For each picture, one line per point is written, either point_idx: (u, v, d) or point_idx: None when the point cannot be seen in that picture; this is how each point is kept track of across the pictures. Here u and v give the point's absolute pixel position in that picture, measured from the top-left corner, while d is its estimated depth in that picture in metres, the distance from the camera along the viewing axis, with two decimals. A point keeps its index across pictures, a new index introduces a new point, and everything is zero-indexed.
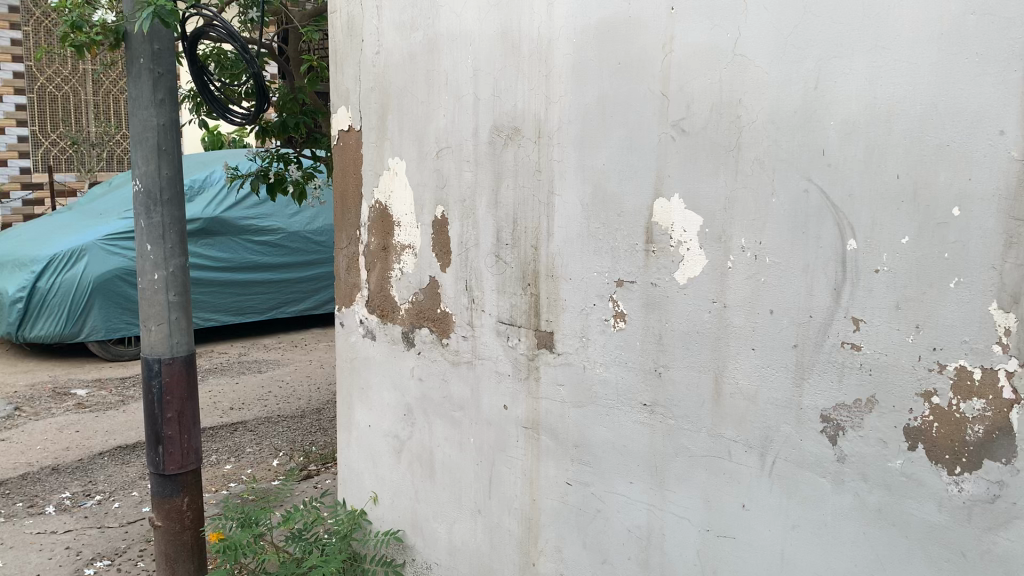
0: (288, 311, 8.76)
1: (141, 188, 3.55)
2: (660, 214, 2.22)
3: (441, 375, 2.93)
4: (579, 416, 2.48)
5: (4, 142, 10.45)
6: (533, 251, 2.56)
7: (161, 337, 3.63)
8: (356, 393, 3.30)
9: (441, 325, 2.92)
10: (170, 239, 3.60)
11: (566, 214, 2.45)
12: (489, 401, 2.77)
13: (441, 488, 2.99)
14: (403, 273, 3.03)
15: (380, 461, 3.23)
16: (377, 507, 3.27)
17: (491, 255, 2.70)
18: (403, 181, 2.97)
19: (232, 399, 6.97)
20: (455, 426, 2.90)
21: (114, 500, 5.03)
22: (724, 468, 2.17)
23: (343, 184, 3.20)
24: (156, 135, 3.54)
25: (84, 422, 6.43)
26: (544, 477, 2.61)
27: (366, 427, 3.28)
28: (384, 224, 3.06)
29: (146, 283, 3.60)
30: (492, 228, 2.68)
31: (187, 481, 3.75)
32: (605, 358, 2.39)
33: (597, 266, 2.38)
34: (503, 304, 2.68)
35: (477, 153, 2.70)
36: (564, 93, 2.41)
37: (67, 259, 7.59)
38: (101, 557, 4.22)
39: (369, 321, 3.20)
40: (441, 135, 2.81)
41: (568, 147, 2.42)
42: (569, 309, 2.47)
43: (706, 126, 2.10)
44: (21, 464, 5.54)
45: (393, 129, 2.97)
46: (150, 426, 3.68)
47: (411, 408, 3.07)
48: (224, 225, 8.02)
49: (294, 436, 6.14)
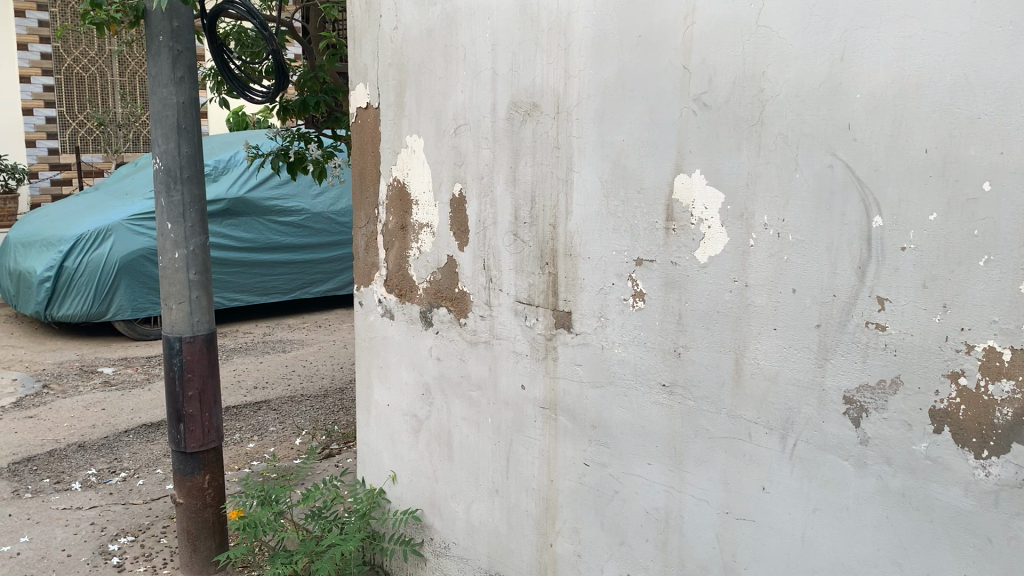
0: (312, 291, 8.79)
1: (161, 166, 3.55)
2: (680, 191, 2.17)
3: (459, 355, 2.91)
4: (597, 396, 2.45)
5: (32, 123, 10.54)
6: (552, 229, 2.52)
7: (182, 316, 3.64)
8: (375, 372, 3.29)
9: (459, 305, 2.90)
10: (189, 217, 3.59)
11: (585, 192, 2.40)
12: (507, 381, 2.74)
13: (459, 468, 2.97)
14: (421, 252, 3.00)
15: (398, 440, 3.22)
16: (395, 486, 3.27)
17: (509, 233, 2.67)
18: (421, 159, 2.94)
19: (256, 378, 7.01)
20: (473, 406, 2.88)
21: (138, 477, 5.07)
22: (744, 450, 2.13)
23: (361, 162, 3.18)
24: (175, 114, 3.53)
25: (110, 400, 6.50)
26: (562, 457, 2.58)
27: (385, 407, 3.27)
28: (402, 202, 3.03)
29: (166, 262, 3.61)
30: (510, 206, 2.65)
31: (208, 459, 3.77)
32: (624, 337, 2.36)
33: (616, 244, 2.34)
34: (521, 283, 2.65)
35: (495, 130, 2.66)
36: (583, 68, 2.36)
37: (94, 238, 7.65)
38: (125, 533, 4.26)
39: (387, 301, 3.18)
40: (459, 111, 2.77)
41: (587, 123, 2.37)
42: (588, 288, 2.43)
43: (728, 99, 2.05)
44: (48, 441, 5.61)
45: (412, 106, 2.94)
46: (171, 404, 3.70)
47: (430, 388, 3.05)
48: (248, 206, 8.04)
49: (317, 416, 6.16)
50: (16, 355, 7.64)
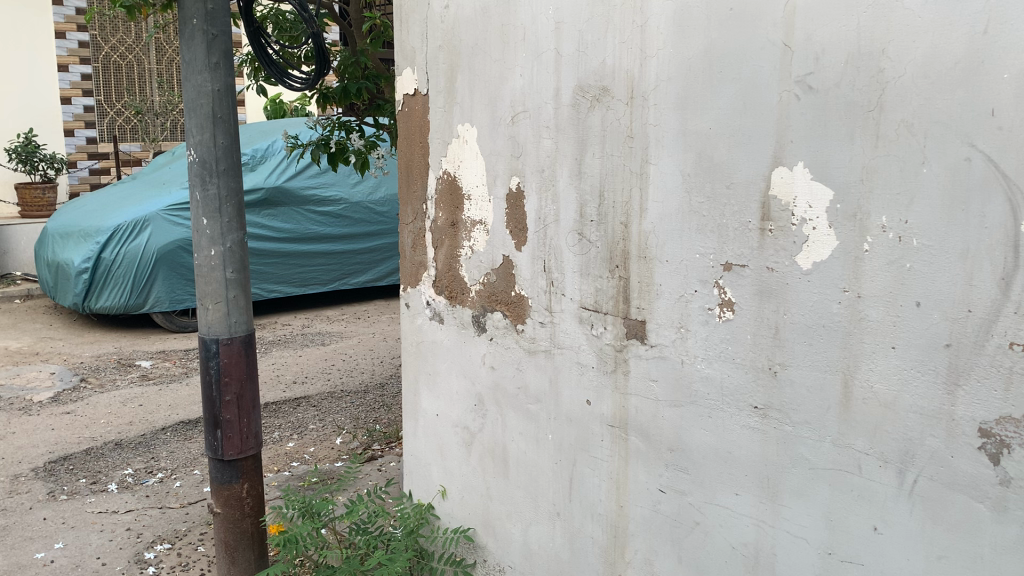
0: (351, 282, 8.59)
1: (196, 158, 3.34)
2: (779, 187, 1.90)
3: (516, 364, 2.66)
4: (675, 416, 2.19)
5: (70, 113, 10.46)
6: (623, 228, 2.26)
7: (219, 316, 3.43)
8: (422, 380, 3.06)
9: (515, 309, 2.64)
10: (226, 213, 3.38)
11: (664, 187, 2.14)
12: (570, 395, 2.49)
13: (515, 486, 2.73)
14: (473, 251, 2.76)
15: (448, 453, 2.99)
16: (445, 502, 3.04)
17: (573, 232, 2.41)
18: (473, 150, 2.68)
19: (295, 373, 6.84)
20: (531, 420, 2.63)
21: (176, 478, 4.91)
22: (853, 484, 1.86)
23: (408, 154, 2.94)
24: (210, 102, 3.31)
25: (148, 396, 6.36)
26: (633, 481, 2.33)
27: (434, 416, 3.03)
28: (452, 197, 2.79)
29: (202, 259, 3.40)
30: (575, 202, 2.38)
31: (247, 467, 3.57)
32: (708, 351, 2.09)
33: (700, 246, 2.08)
34: (586, 287, 2.39)
35: (558, 118, 2.39)
36: (662, 46, 2.09)
37: (131, 229, 7.52)
38: (161, 540, 4.09)
39: (436, 303, 2.94)
40: (518, 97, 2.51)
41: (666, 109, 2.10)
42: (665, 295, 2.17)
43: (839, 81, 1.77)
44: (85, 439, 5.48)
45: (464, 92, 2.68)
46: (208, 409, 3.51)
47: (483, 398, 2.81)
48: (286, 195, 7.87)
49: (357, 413, 5.97)
50: (55, 348, 7.55)
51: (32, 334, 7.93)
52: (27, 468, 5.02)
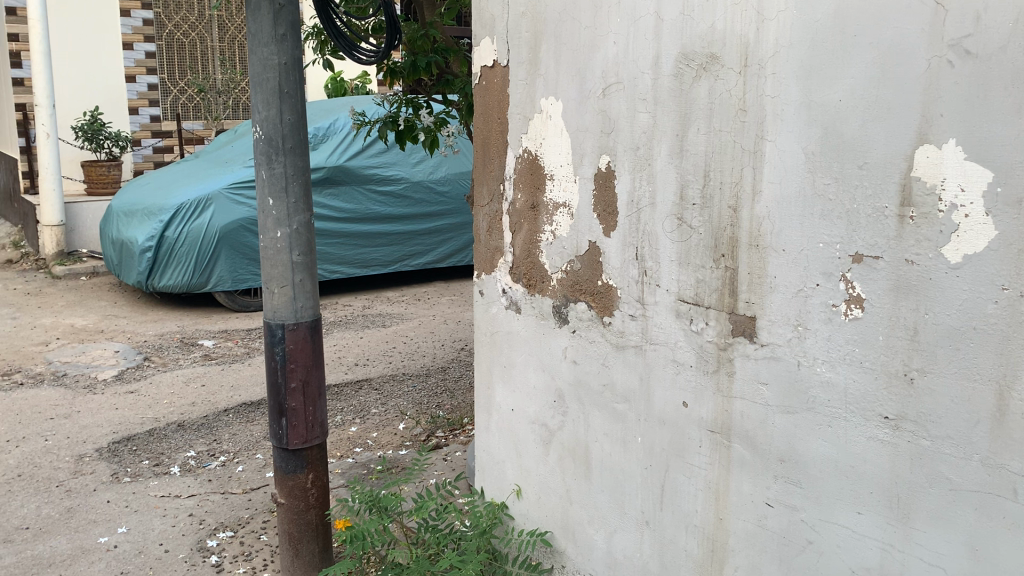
0: (412, 263, 8.45)
1: (262, 135, 3.19)
2: (924, 167, 1.68)
3: (602, 359, 2.45)
4: (788, 424, 1.99)
5: (134, 91, 10.49)
6: (731, 213, 2.04)
7: (285, 300, 3.29)
8: (496, 373, 2.86)
9: (602, 300, 2.43)
10: (292, 192, 3.23)
11: (783, 167, 1.92)
12: (663, 395, 2.28)
13: (598, 490, 2.53)
14: (555, 236, 2.55)
15: (524, 451, 2.80)
16: (520, 502, 2.85)
17: (672, 217, 2.19)
18: (558, 126, 2.47)
19: (356, 355, 6.73)
20: (617, 420, 2.43)
21: (238, 463, 4.83)
22: (1005, 510, 1.64)
23: (485, 130, 2.73)
24: (277, 76, 3.15)
25: (210, 376, 6.31)
26: (734, 492, 2.13)
27: (508, 411, 2.83)
28: (533, 177, 2.58)
29: (268, 241, 3.26)
30: (674, 183, 2.16)
31: (311, 457, 3.44)
32: (830, 353, 1.89)
33: (825, 235, 1.87)
34: (686, 278, 2.18)
35: (658, 89, 2.17)
36: (784, 8, 1.87)
37: (194, 208, 7.50)
38: (224, 527, 4.00)
39: (513, 291, 2.74)
40: (610, 67, 2.29)
41: (788, 79, 1.89)
42: (782, 288, 1.97)
43: (1005, 46, 1.54)
44: (148, 420, 5.43)
45: (548, 63, 2.47)
46: (273, 397, 3.38)
47: (563, 395, 2.60)
48: (348, 174, 7.77)
49: (420, 397, 5.83)
50: (119, 326, 7.57)
51: (97, 311, 7.97)
52: (91, 448, 4.98)
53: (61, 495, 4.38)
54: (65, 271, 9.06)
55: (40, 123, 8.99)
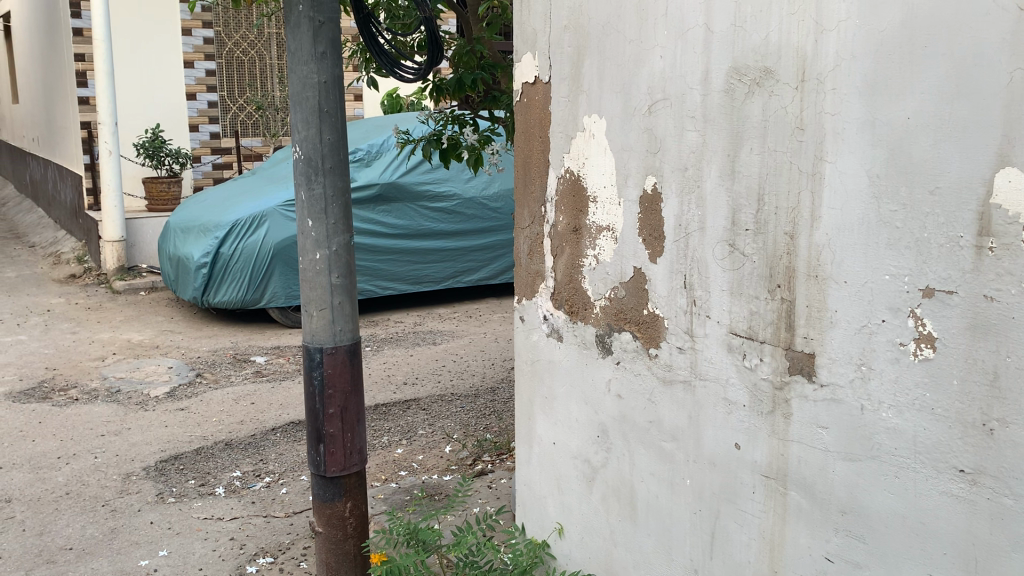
0: (465, 280, 8.36)
1: (301, 156, 3.11)
2: (1005, 193, 1.50)
3: (648, 394, 2.29)
4: (851, 473, 1.81)
5: (194, 108, 10.64)
6: (787, 240, 1.88)
7: (324, 324, 3.20)
8: (538, 403, 2.71)
9: (648, 330, 2.27)
10: (332, 213, 3.14)
11: (845, 191, 1.75)
12: (713, 436, 2.11)
13: (644, 533, 2.37)
14: (598, 261, 2.41)
15: (566, 487, 2.65)
16: (562, 541, 2.70)
17: (722, 243, 2.02)
18: (601, 145, 2.33)
19: (405, 373, 6.65)
20: (664, 460, 2.27)
21: (282, 484, 4.77)
22: None
23: (526, 150, 2.60)
24: (317, 94, 3.07)
25: (260, 393, 6.29)
26: (791, 544, 1.96)
27: (550, 445, 2.69)
28: (576, 199, 2.44)
29: (307, 263, 3.17)
30: (725, 207, 2.00)
31: (350, 485, 3.34)
32: (898, 398, 1.71)
33: (891, 267, 1.70)
34: (738, 309, 2.01)
35: (707, 106, 2.02)
36: (845, 17, 1.72)
37: (248, 224, 7.54)
38: (264, 553, 3.93)
39: (555, 318, 2.60)
40: (657, 82, 2.14)
41: (851, 95, 1.72)
42: (844, 323, 1.79)
43: None
44: (196, 438, 5.42)
45: (592, 79, 2.33)
46: (311, 423, 3.29)
47: (607, 430, 2.45)
48: (401, 191, 7.73)
49: (467, 419, 5.71)
50: (174, 341, 7.63)
51: (153, 327, 8.06)
52: (139, 467, 4.98)
53: (106, 515, 4.37)
54: (125, 286, 9.22)
55: (103, 141, 9.17)
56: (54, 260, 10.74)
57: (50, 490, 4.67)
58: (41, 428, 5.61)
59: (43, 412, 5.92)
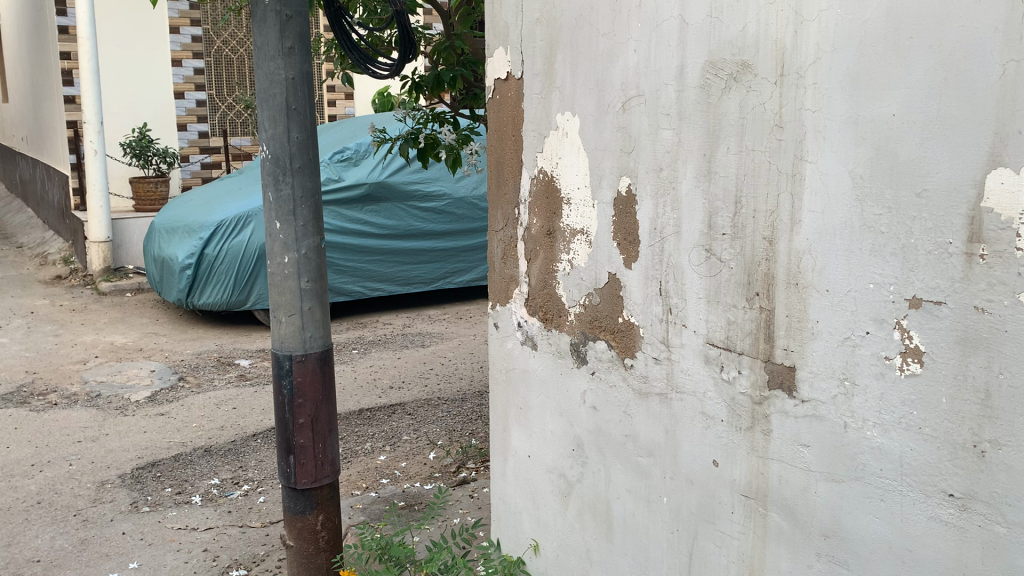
0: (455, 281, 8.23)
1: (268, 155, 2.99)
2: (997, 196, 1.39)
3: (623, 407, 2.17)
4: (833, 494, 1.69)
5: (182, 107, 10.44)
6: (766, 246, 1.76)
7: (293, 330, 3.08)
8: (512, 414, 2.59)
9: (623, 340, 2.15)
10: (301, 215, 3.02)
11: (826, 194, 1.64)
12: (691, 452, 2.00)
13: (620, 553, 2.25)
14: (572, 266, 2.29)
15: (541, 502, 2.53)
16: (537, 558, 2.58)
17: (699, 248, 1.90)
18: (575, 144, 2.21)
19: (392, 377, 6.53)
20: (641, 476, 2.15)
21: (260, 493, 4.64)
22: None
23: (499, 149, 2.48)
24: (284, 92, 2.95)
25: (243, 398, 6.16)
26: (771, 568, 1.84)
27: (525, 458, 2.57)
28: (549, 200, 2.32)
29: (275, 267, 3.05)
30: (701, 210, 1.88)
31: (322, 497, 3.23)
32: (883, 415, 1.59)
33: (876, 274, 1.58)
34: (715, 319, 1.89)
35: (682, 102, 1.90)
36: (826, 7, 1.60)
37: (234, 225, 7.41)
38: (237, 565, 3.81)
39: (529, 326, 2.48)
40: (631, 77, 2.02)
41: (832, 89, 1.61)
42: (826, 335, 1.67)
43: None
44: (175, 445, 5.29)
45: (565, 75, 2.21)
46: (281, 432, 3.17)
47: (582, 443, 2.33)
48: (389, 191, 7.60)
49: (453, 424, 5.59)
50: (158, 344, 7.50)
51: (138, 329, 7.93)
52: (115, 474, 4.86)
53: (76, 525, 4.25)
54: (111, 287, 9.09)
55: (87, 140, 9.02)
56: (41, 262, 10.61)
57: (22, 499, 4.55)
58: (16, 434, 5.48)
59: (20, 417, 5.79)
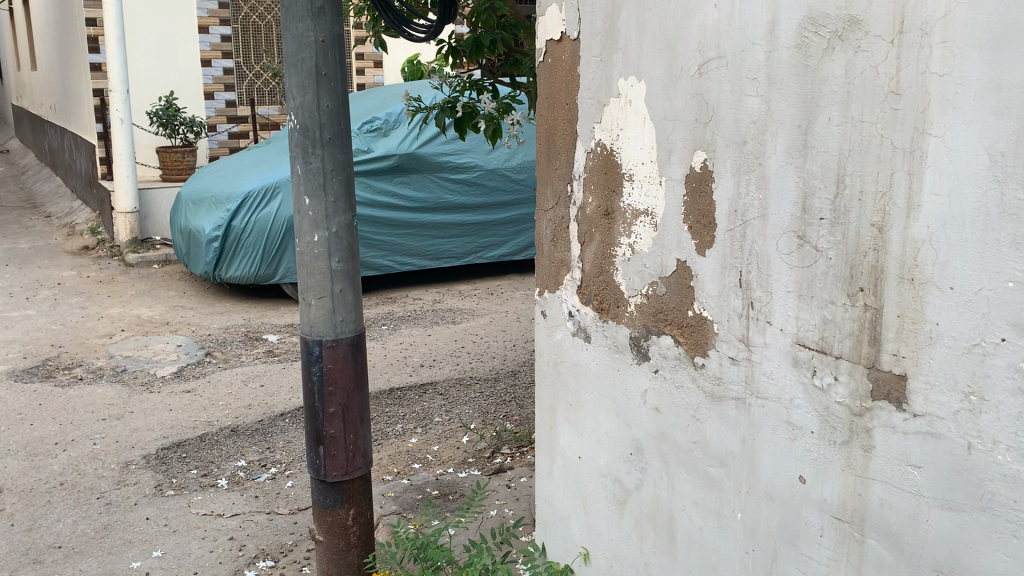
0: (486, 255, 7.99)
1: (297, 125, 2.76)
2: None
3: (692, 410, 1.93)
4: (950, 525, 1.45)
5: (209, 75, 10.21)
6: (875, 235, 1.51)
7: (323, 314, 2.86)
8: (562, 411, 2.37)
9: (692, 336, 1.91)
10: (331, 189, 2.79)
11: (955, 173, 1.38)
12: (772, 466, 1.76)
13: (684, 570, 2.03)
14: (633, 250, 2.04)
15: (593, 508, 2.31)
16: (587, 568, 2.36)
17: (790, 235, 1.65)
18: (640, 114, 1.96)
19: (422, 355, 6.33)
20: (711, 488, 1.92)
21: (288, 477, 4.46)
22: None
23: (550, 119, 2.24)
24: (314, 56, 2.71)
25: (270, 375, 5.99)
26: None
27: (575, 459, 2.34)
28: (607, 177, 2.08)
29: (304, 247, 2.83)
30: (794, 190, 1.63)
31: (353, 490, 3.03)
32: (1020, 438, 1.35)
33: (1018, 270, 1.32)
34: (807, 316, 1.64)
35: (774, 66, 1.64)
36: None
37: (262, 197, 7.21)
38: (264, 556, 3.64)
39: (582, 315, 2.24)
40: (709, 36, 1.76)
41: (966, 48, 1.34)
42: (948, 341, 1.42)
43: None
44: (200, 424, 5.13)
45: (629, 33, 1.95)
46: (310, 422, 2.97)
47: (642, 448, 2.10)
48: (420, 162, 7.36)
49: (486, 405, 5.39)
50: (185, 318, 7.36)
51: (164, 302, 7.79)
52: (139, 455, 4.71)
53: (100, 509, 4.10)
54: (137, 259, 8.95)
55: (114, 109, 8.85)
56: (69, 231, 10.52)
57: (45, 480, 4.41)
58: (40, 410, 5.36)
59: (44, 393, 5.67)
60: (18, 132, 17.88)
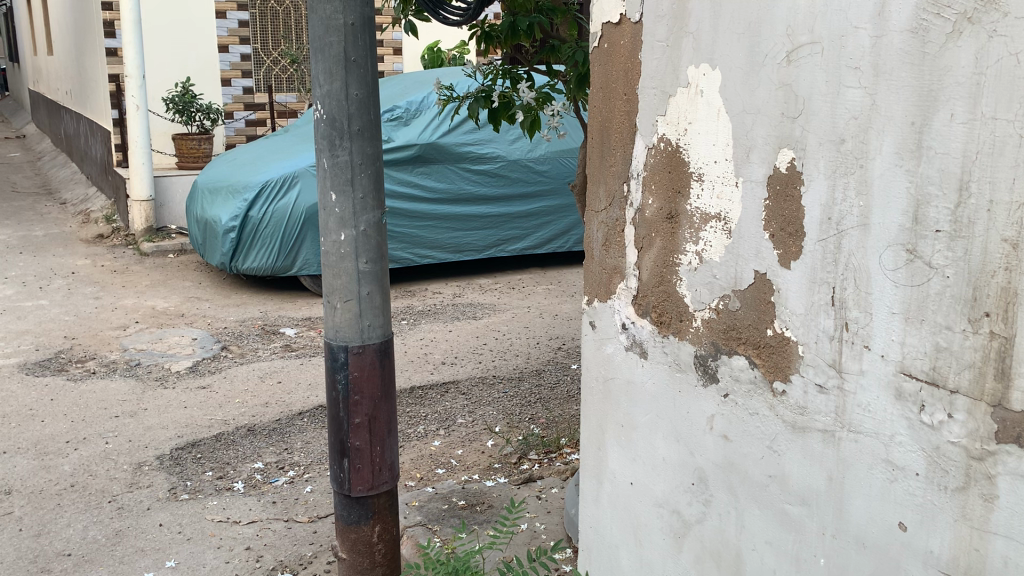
0: (508, 249, 7.75)
1: (323, 115, 2.55)
2: None
3: (768, 441, 1.72)
4: None
5: (226, 61, 10.03)
6: (1008, 251, 1.29)
7: (350, 318, 2.66)
8: (611, 432, 2.15)
9: (773, 359, 1.70)
10: (360, 185, 2.59)
11: None
12: (866, 509, 1.55)
13: None
14: (701, 259, 1.83)
15: (646, 540, 2.10)
16: None
17: (897, 248, 1.44)
18: (712, 106, 1.74)
19: (443, 352, 6.13)
20: (789, 529, 1.71)
21: (307, 481, 4.28)
22: None
23: (605, 111, 2.02)
24: (342, 40, 2.50)
25: (288, 371, 5.81)
26: None
27: (627, 485, 2.13)
28: (671, 175, 1.86)
29: (330, 246, 2.63)
30: (905, 196, 1.41)
31: (379, 506, 2.84)
32: None
33: None
34: (917, 342, 1.43)
35: (881, 52, 1.42)
36: None
37: (279, 186, 7.01)
38: (282, 568, 3.46)
39: (637, 328, 2.02)
40: (802, 18, 1.54)
41: None
42: None
43: None
44: (216, 423, 4.96)
45: (702, 15, 1.73)
46: (334, 433, 2.78)
47: (705, 478, 1.89)
48: (441, 152, 7.15)
49: (510, 407, 5.18)
50: (200, 310, 7.19)
51: (180, 293, 7.62)
52: (153, 456, 4.54)
53: (111, 513, 3.94)
54: (153, 248, 8.79)
55: (129, 95, 8.66)
56: (83, 220, 10.37)
57: (55, 481, 4.25)
58: (52, 406, 5.20)
59: (56, 387, 5.51)
60: (34, 118, 17.78)
